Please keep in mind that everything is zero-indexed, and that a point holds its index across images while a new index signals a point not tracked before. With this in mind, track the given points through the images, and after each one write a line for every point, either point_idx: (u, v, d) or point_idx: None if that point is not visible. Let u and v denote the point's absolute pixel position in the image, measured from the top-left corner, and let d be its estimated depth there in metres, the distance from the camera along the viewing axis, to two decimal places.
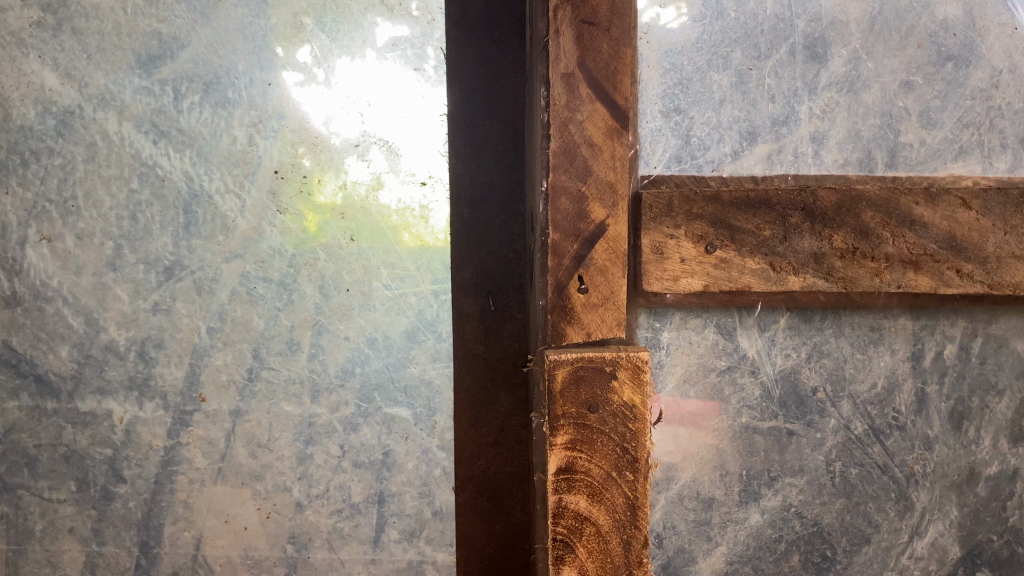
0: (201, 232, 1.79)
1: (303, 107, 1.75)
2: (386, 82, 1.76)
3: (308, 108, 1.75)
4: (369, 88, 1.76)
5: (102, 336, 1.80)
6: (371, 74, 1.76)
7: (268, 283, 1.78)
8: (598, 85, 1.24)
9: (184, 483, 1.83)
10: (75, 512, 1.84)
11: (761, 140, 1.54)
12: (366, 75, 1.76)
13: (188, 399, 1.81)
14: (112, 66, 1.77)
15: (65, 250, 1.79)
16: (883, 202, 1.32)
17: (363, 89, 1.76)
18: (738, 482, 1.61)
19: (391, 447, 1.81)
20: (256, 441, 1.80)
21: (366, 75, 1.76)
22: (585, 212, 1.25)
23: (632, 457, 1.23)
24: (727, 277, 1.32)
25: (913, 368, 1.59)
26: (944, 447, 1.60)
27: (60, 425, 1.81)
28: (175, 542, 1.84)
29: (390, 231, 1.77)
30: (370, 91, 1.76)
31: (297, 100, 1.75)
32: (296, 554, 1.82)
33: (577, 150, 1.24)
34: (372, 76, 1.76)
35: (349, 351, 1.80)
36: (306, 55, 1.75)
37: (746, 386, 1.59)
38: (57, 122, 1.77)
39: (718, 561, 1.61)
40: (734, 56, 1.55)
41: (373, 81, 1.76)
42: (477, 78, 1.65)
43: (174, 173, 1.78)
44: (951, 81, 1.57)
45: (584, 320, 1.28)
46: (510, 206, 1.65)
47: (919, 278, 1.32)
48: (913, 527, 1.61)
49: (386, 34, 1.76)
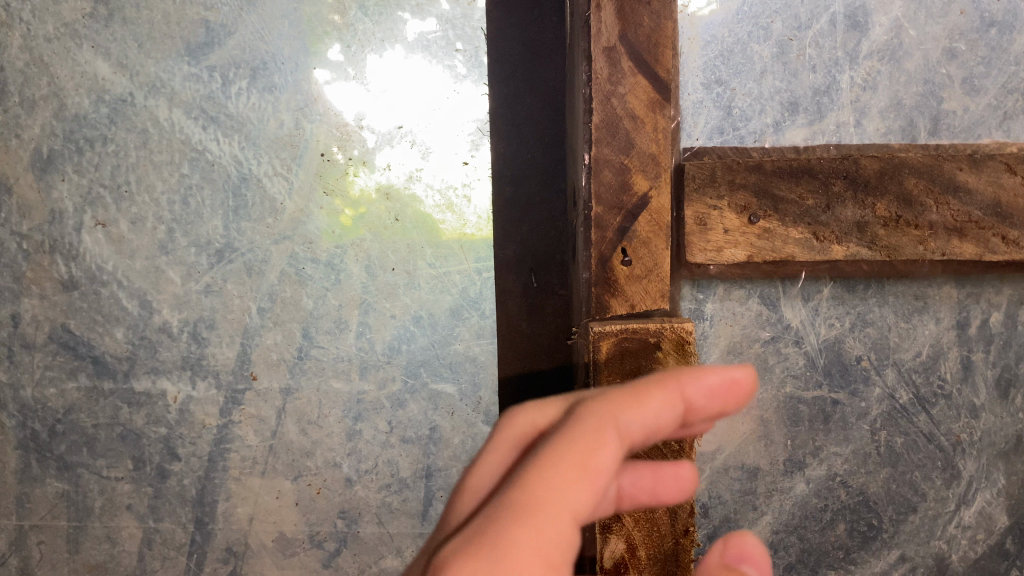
0: (250, 214, 1.82)
1: (344, 100, 1.79)
2: (419, 74, 1.78)
3: (344, 99, 1.79)
4: (409, 74, 1.78)
5: (156, 318, 1.86)
6: (404, 66, 1.78)
7: (316, 264, 1.82)
8: (639, 57, 1.26)
9: (237, 461, 1.87)
10: (132, 489, 1.90)
11: (802, 111, 1.56)
12: (402, 67, 1.78)
13: (240, 378, 1.85)
14: (162, 54, 1.82)
15: (119, 235, 1.85)
16: (926, 169, 1.31)
17: (399, 78, 1.78)
18: (783, 451, 1.62)
19: (438, 423, 1.84)
20: (306, 417, 1.85)
21: (400, 67, 1.78)
22: (628, 184, 1.27)
23: (678, 442, 1.22)
24: (771, 247, 1.34)
25: (958, 336, 1.59)
26: (991, 415, 1.60)
27: (117, 405, 1.88)
28: (229, 518, 1.88)
29: (434, 213, 1.81)
30: (410, 78, 1.78)
31: (328, 96, 1.79)
32: (346, 529, 1.86)
33: (619, 123, 1.26)
34: (406, 68, 1.78)
35: (395, 329, 1.83)
36: (339, 53, 1.79)
37: (790, 355, 1.60)
38: (109, 110, 1.83)
39: (764, 531, 1.63)
40: (775, 27, 1.56)
41: (408, 72, 1.78)
42: (517, 55, 1.77)
43: (224, 157, 1.82)
44: (994, 47, 1.56)
45: (628, 292, 1.29)
46: (552, 182, 1.78)
47: (964, 246, 1.33)
48: (960, 496, 1.62)
49: (415, 29, 1.77)
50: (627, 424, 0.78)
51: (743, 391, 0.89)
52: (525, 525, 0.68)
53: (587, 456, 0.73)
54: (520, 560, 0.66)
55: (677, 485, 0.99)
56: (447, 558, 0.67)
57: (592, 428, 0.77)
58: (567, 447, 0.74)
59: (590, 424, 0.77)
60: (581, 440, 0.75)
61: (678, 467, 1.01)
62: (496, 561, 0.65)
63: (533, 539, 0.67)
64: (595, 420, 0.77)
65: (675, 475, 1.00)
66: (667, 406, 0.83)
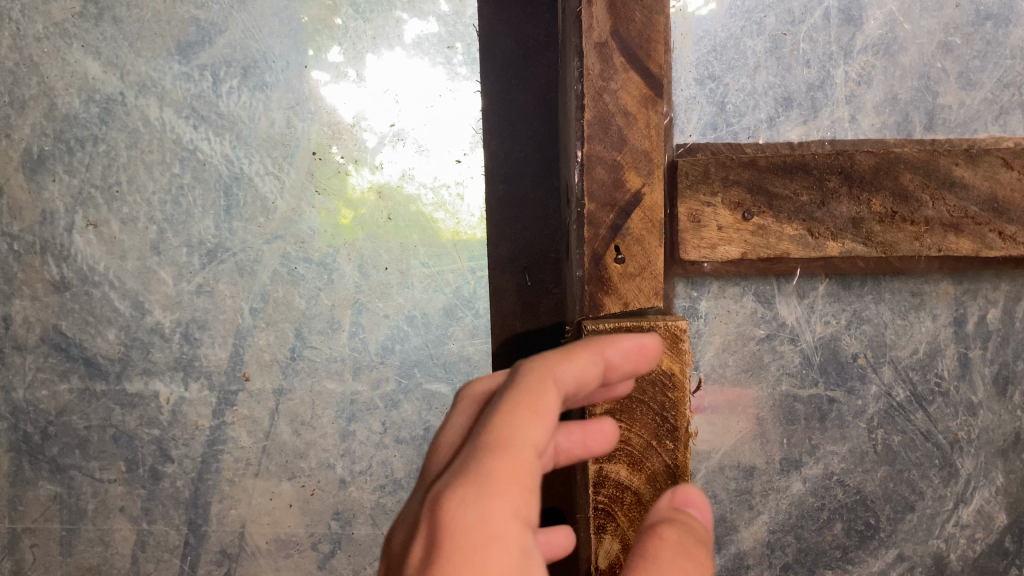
0: (242, 214, 1.81)
1: (336, 100, 1.77)
2: (412, 72, 1.77)
3: (336, 98, 1.77)
4: (401, 72, 1.77)
5: (148, 319, 1.84)
6: (397, 64, 1.77)
7: (309, 263, 1.81)
8: (632, 53, 1.24)
9: (230, 462, 1.86)
10: (125, 491, 1.88)
11: (796, 106, 1.54)
12: (395, 65, 1.76)
13: (233, 379, 1.84)
14: (152, 53, 1.80)
15: (110, 235, 1.83)
16: (922, 164, 1.30)
17: (399, 78, 1.77)
18: (779, 450, 1.61)
19: (432, 423, 1.83)
20: (300, 418, 1.84)
21: (393, 65, 1.77)
22: (620, 181, 1.26)
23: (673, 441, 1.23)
24: (766, 244, 1.33)
25: (955, 333, 1.57)
26: (989, 413, 1.59)
27: (109, 406, 1.87)
28: (223, 520, 1.87)
29: (427, 211, 1.79)
30: (403, 77, 1.77)
31: (325, 95, 1.77)
32: (340, 530, 1.85)
33: (611, 120, 1.25)
34: (399, 66, 1.77)
35: (388, 329, 1.82)
36: (337, 55, 1.77)
37: (786, 353, 1.59)
38: (100, 110, 1.81)
39: (760, 530, 1.61)
40: (768, 22, 1.55)
41: (400, 70, 1.77)
42: (509, 52, 1.75)
43: (215, 157, 1.81)
44: (990, 40, 1.55)
45: (622, 289, 1.28)
46: (546, 179, 1.75)
47: (961, 241, 1.32)
48: (958, 494, 1.60)
49: (415, 29, 1.76)
50: (562, 371, 0.94)
51: (653, 355, 1.08)
52: (504, 448, 0.81)
53: (535, 394, 0.88)
54: (501, 472, 0.78)
55: (603, 437, 1.13)
56: (442, 489, 0.78)
57: (535, 377, 0.91)
58: (518, 390, 0.88)
59: (533, 375, 0.91)
60: (529, 385, 0.89)
61: (601, 423, 1.15)
62: (482, 480, 0.77)
63: (509, 455, 0.80)
64: (535, 370, 0.92)
65: (599, 429, 1.14)
66: (594, 360, 1.00)
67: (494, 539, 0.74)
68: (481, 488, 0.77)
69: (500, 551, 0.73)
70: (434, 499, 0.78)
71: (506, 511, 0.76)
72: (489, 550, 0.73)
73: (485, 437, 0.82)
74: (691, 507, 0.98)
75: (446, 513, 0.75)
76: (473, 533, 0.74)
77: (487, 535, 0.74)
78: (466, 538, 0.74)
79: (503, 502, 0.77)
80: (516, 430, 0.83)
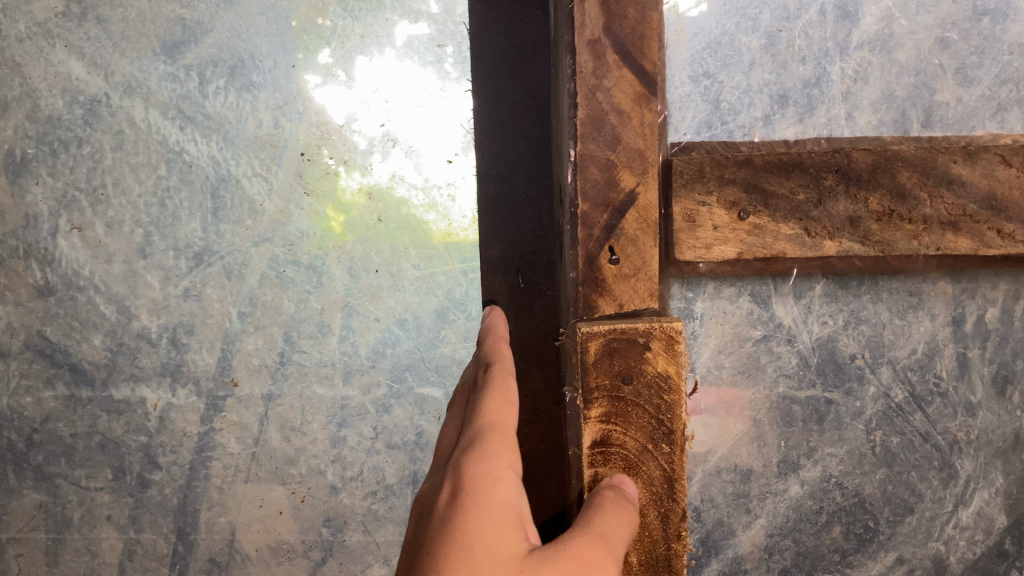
0: (229, 216, 1.78)
1: (327, 101, 1.74)
2: (403, 74, 1.73)
3: (328, 98, 1.74)
4: (392, 72, 1.73)
5: (135, 324, 1.81)
6: (388, 66, 1.73)
7: (297, 266, 1.78)
8: (625, 50, 1.22)
9: (219, 469, 1.83)
10: (112, 499, 1.85)
11: (792, 104, 1.52)
12: (387, 67, 1.73)
13: (221, 384, 1.81)
14: (137, 53, 1.77)
15: (95, 239, 1.80)
16: (919, 161, 1.28)
17: (388, 79, 1.74)
18: (776, 453, 1.59)
19: (424, 428, 1.81)
20: (289, 424, 1.81)
21: (385, 67, 1.73)
22: (615, 181, 1.23)
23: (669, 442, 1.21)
24: (762, 244, 1.30)
25: (954, 333, 1.55)
26: (989, 413, 1.57)
27: (95, 413, 1.83)
28: (212, 527, 1.84)
29: (418, 211, 1.76)
30: (396, 79, 1.74)
31: (318, 100, 1.74)
32: (331, 537, 1.83)
33: (605, 118, 1.23)
34: (391, 69, 1.73)
35: (379, 332, 1.79)
36: (327, 56, 1.74)
37: (782, 354, 1.57)
38: (84, 111, 1.78)
39: (757, 534, 1.60)
40: (763, 18, 1.53)
41: (392, 73, 1.73)
42: (500, 52, 1.63)
43: (202, 158, 1.78)
44: (988, 36, 1.53)
45: (616, 291, 1.25)
46: (540, 179, 1.64)
47: (959, 240, 1.30)
48: (957, 496, 1.58)
49: (405, 32, 1.73)
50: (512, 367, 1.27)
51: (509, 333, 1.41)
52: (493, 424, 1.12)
53: (505, 380, 1.21)
54: (496, 443, 1.10)
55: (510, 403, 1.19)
56: (460, 457, 1.09)
57: (499, 380, 1.22)
58: (493, 382, 1.21)
59: (496, 375, 1.22)
60: (497, 385, 1.20)
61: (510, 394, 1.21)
62: (485, 449, 1.09)
63: (498, 429, 1.12)
64: (499, 372, 1.23)
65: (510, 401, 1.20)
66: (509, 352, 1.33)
67: (499, 480, 1.05)
68: (486, 450, 1.08)
69: (504, 487, 1.04)
70: (454, 464, 1.09)
71: (503, 463, 1.07)
72: (496, 486, 1.04)
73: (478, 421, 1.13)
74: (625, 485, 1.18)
75: (465, 469, 1.06)
76: (485, 477, 1.05)
77: (493, 478, 1.05)
78: (481, 480, 1.04)
79: (501, 459, 1.08)
80: (498, 413, 1.15)
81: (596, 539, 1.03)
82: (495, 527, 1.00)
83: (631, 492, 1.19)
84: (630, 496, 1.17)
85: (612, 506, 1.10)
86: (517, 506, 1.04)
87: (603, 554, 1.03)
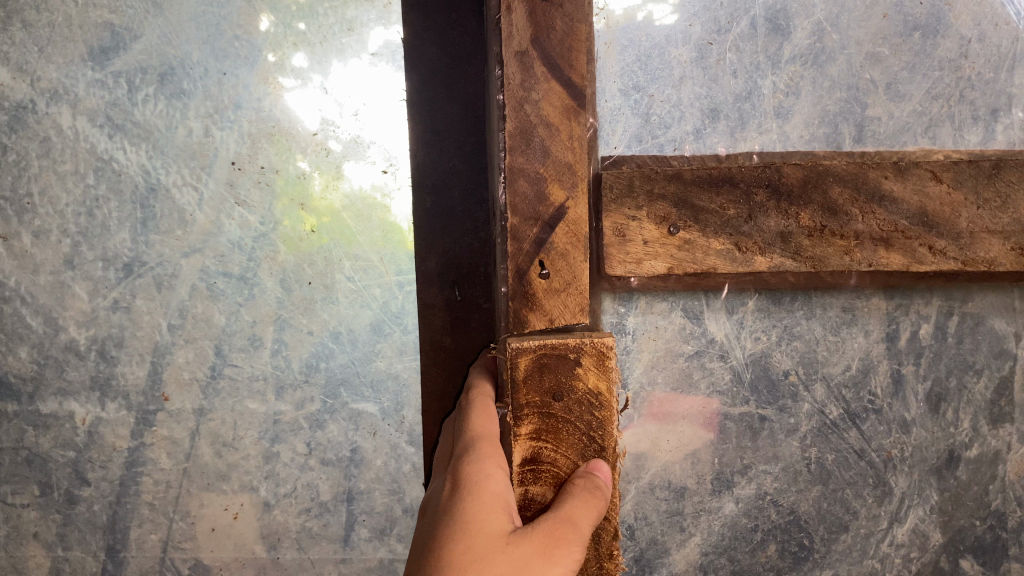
0: (158, 226, 1.74)
1: (298, 110, 1.70)
2: (372, 84, 1.70)
3: (298, 108, 1.70)
4: (364, 81, 1.70)
5: (62, 336, 1.75)
6: (362, 75, 1.70)
7: (228, 278, 1.74)
8: (553, 62, 1.09)
9: (150, 485, 1.79)
10: (39, 516, 1.79)
11: (723, 118, 1.53)
12: (359, 77, 1.70)
13: (151, 399, 1.77)
14: (64, 59, 1.73)
15: (22, 249, 1.74)
16: (850, 176, 1.19)
17: (361, 87, 1.70)
18: (710, 470, 1.59)
19: (359, 444, 1.78)
20: (221, 439, 1.77)
21: (356, 77, 1.70)
22: (544, 195, 1.11)
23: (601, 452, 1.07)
24: (693, 259, 1.20)
25: (887, 349, 1.55)
26: (922, 430, 1.57)
27: (22, 427, 1.77)
28: (143, 545, 1.80)
29: (352, 221, 1.73)
30: (369, 88, 1.70)
31: (288, 104, 1.71)
32: (265, 555, 1.79)
33: (533, 131, 1.10)
34: (364, 77, 1.70)
35: (312, 346, 1.76)
36: (302, 59, 1.70)
37: (715, 371, 1.57)
38: (9, 118, 1.73)
39: (692, 553, 1.61)
40: (694, 31, 1.53)
41: (365, 82, 1.70)
42: (434, 62, 1.51)
43: (131, 167, 1.74)
44: (919, 51, 1.54)
45: (546, 306, 1.12)
46: (475, 192, 1.52)
47: (891, 256, 1.20)
48: (892, 513, 1.59)
49: (380, 37, 1.70)
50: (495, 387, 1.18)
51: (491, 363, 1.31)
52: (480, 430, 1.05)
53: (484, 397, 1.13)
54: (487, 444, 1.03)
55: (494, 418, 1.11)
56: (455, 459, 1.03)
57: (479, 399, 1.13)
58: (471, 400, 1.13)
59: (477, 394, 1.14)
60: (481, 400, 1.12)
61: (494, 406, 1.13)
62: (477, 447, 1.02)
63: (486, 434, 1.05)
64: (481, 390, 1.16)
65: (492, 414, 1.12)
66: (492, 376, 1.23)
67: (490, 475, 0.99)
68: (475, 449, 1.02)
69: (495, 479, 0.99)
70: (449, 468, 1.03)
71: (495, 460, 1.01)
72: (488, 480, 0.98)
73: (465, 430, 1.07)
74: (596, 472, 1.04)
75: (460, 467, 1.01)
76: (478, 473, 0.99)
77: (484, 472, 0.99)
78: (473, 475, 0.98)
79: (492, 458, 1.01)
80: (485, 422, 1.07)
81: (566, 522, 0.96)
82: (479, 514, 0.94)
83: (604, 476, 1.04)
84: (600, 484, 1.02)
85: (586, 491, 1.00)
86: (507, 497, 0.98)
87: (577, 538, 0.95)
